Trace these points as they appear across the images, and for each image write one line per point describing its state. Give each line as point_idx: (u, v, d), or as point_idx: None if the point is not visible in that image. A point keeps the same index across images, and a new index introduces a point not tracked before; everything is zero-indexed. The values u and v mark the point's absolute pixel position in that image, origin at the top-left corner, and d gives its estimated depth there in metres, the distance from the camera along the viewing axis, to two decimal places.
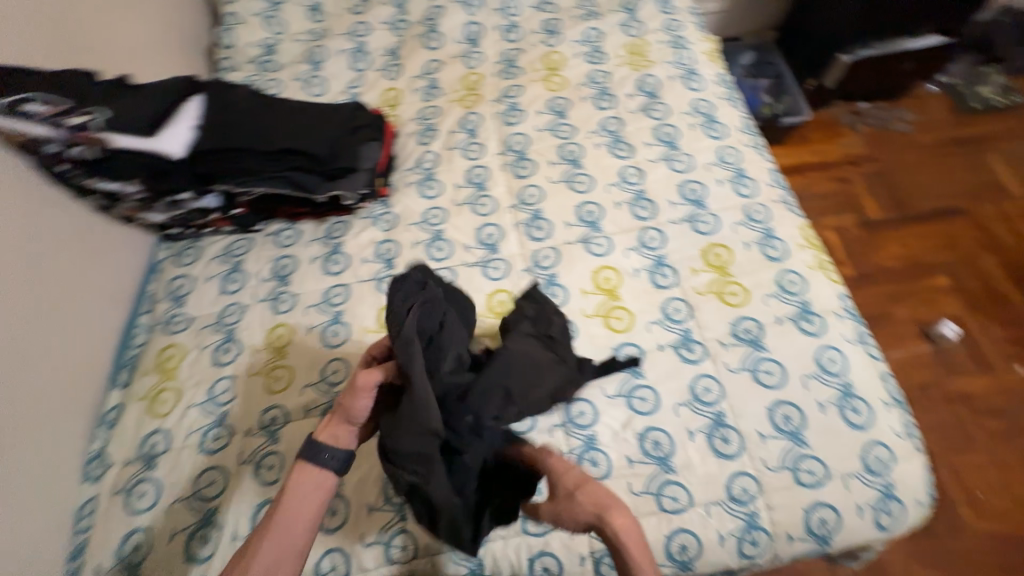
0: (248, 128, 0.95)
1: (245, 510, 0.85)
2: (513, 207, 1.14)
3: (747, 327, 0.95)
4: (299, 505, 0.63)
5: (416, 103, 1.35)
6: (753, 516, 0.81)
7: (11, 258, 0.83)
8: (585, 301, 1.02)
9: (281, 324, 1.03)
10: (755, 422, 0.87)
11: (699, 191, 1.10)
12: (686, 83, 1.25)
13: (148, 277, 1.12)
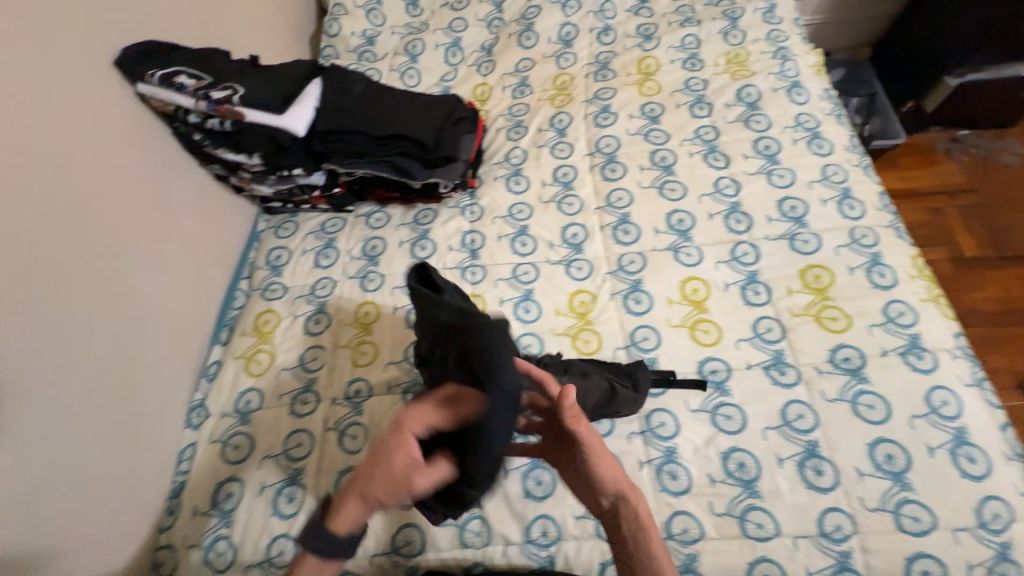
0: (362, 113, 1.00)
1: (326, 476, 0.88)
2: (600, 209, 1.13)
3: (847, 356, 0.90)
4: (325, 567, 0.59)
5: (506, 99, 1.37)
6: (846, 558, 0.76)
7: (141, 214, 0.92)
8: (671, 310, 1.00)
9: (368, 302, 1.07)
10: (852, 457, 0.82)
11: (800, 208, 1.04)
12: (790, 95, 1.19)
13: (250, 246, 1.20)
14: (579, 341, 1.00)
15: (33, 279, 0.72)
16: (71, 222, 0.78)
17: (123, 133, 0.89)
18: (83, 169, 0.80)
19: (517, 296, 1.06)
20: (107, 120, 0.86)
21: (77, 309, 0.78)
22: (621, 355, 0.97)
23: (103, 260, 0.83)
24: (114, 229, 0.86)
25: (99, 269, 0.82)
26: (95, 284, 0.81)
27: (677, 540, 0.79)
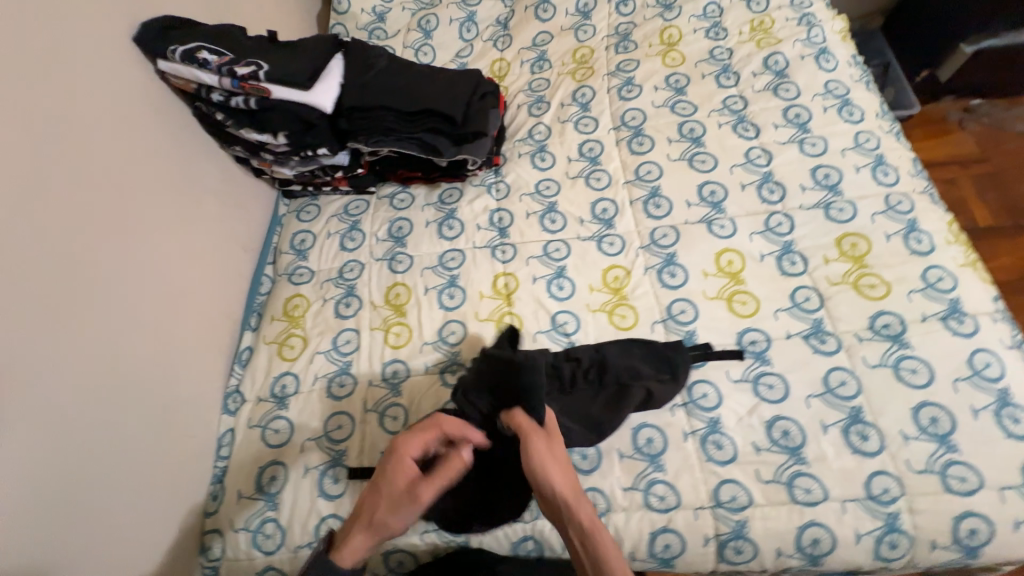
0: (389, 88, 0.97)
1: (368, 457, 0.88)
2: (629, 184, 1.11)
3: (887, 322, 0.90)
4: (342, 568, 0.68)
5: (525, 75, 1.33)
6: (894, 519, 0.77)
7: (162, 198, 0.90)
8: (707, 283, 0.99)
9: (399, 284, 1.06)
10: (897, 421, 0.82)
11: (834, 176, 1.03)
12: (819, 62, 1.17)
13: (272, 230, 1.18)
14: (615, 316, 0.99)
15: (61, 262, 0.71)
16: (93, 204, 0.77)
17: (138, 117, 0.88)
18: (100, 152, 0.79)
19: (549, 273, 1.04)
20: (122, 104, 0.85)
21: (105, 293, 0.77)
22: (659, 329, 0.97)
23: (124, 246, 0.82)
24: (133, 213, 0.84)
25: (121, 254, 0.81)
26: (118, 268, 0.80)
27: (726, 507, 0.80)
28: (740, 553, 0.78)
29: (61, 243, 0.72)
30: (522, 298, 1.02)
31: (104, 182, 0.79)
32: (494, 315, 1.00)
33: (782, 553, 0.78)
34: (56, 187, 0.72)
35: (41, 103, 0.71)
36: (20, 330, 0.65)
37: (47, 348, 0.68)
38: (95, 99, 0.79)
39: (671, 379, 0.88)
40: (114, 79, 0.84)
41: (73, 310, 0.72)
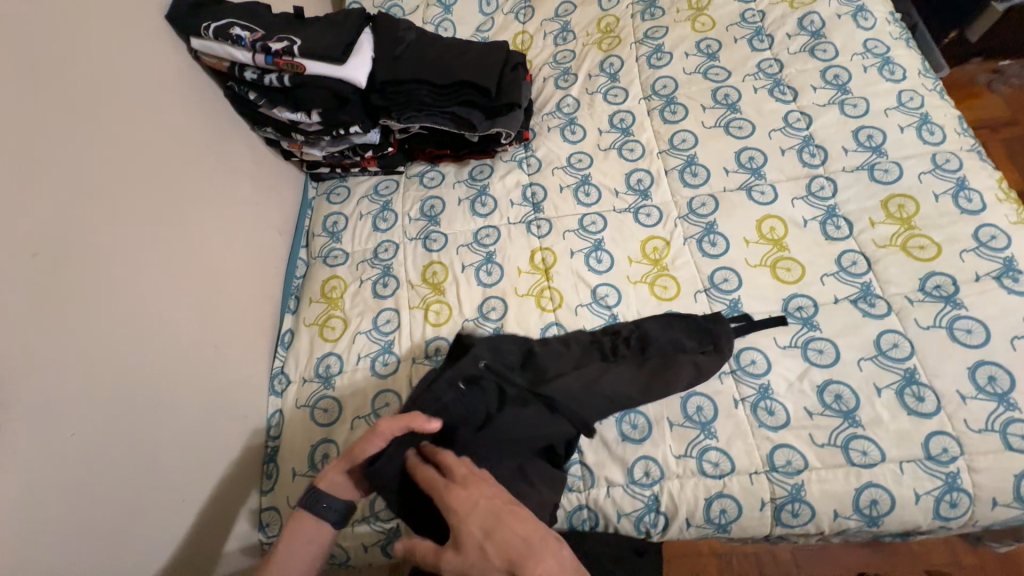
0: (421, 62, 0.96)
1: None
2: (664, 153, 1.09)
3: (939, 283, 0.88)
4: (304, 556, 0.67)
5: (549, 47, 1.30)
6: (953, 478, 0.77)
7: (202, 185, 0.91)
8: (749, 250, 0.98)
9: (435, 262, 1.05)
10: (953, 381, 0.81)
11: (877, 137, 1.00)
12: (856, 20, 1.13)
13: (304, 214, 1.17)
14: (657, 287, 0.98)
15: (110, 245, 0.73)
16: (135, 189, 0.78)
17: (175, 105, 0.88)
18: (143, 141, 0.81)
19: (587, 246, 1.03)
20: (159, 93, 0.86)
21: (153, 277, 0.79)
22: (702, 298, 0.95)
23: (165, 230, 0.82)
24: (172, 199, 0.85)
25: (163, 238, 0.81)
26: (162, 253, 0.81)
27: (781, 471, 0.80)
28: (797, 515, 0.79)
29: (108, 228, 0.73)
30: (561, 272, 1.01)
31: (149, 172, 0.81)
32: (533, 290, 1.00)
33: (839, 514, 0.78)
34: (106, 177, 0.74)
35: (84, 95, 0.72)
36: (79, 314, 0.67)
37: (109, 333, 0.70)
38: (134, 89, 0.81)
39: (715, 350, 0.87)
40: (148, 69, 0.85)
41: (129, 296, 0.74)
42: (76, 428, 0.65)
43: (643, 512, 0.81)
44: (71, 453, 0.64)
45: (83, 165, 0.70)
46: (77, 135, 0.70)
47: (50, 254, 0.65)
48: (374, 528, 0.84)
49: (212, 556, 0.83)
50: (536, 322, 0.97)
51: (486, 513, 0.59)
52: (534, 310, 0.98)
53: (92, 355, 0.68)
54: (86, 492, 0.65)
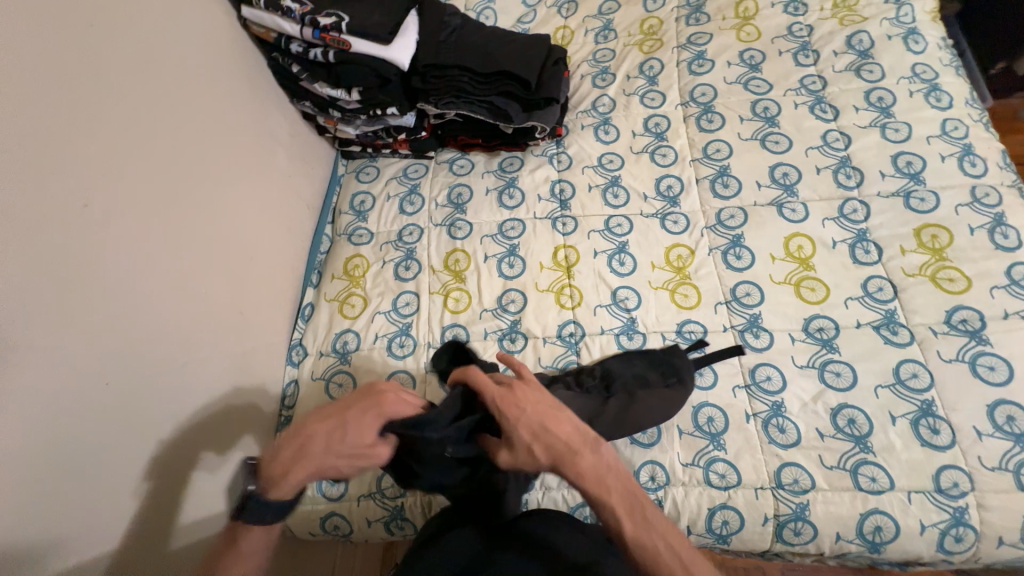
0: (465, 48, 0.96)
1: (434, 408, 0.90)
2: (696, 162, 1.08)
3: (965, 317, 0.87)
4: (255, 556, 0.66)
5: (588, 44, 1.29)
6: (961, 512, 0.76)
7: (238, 151, 0.93)
8: (774, 267, 0.97)
9: (458, 250, 1.06)
10: (971, 417, 0.80)
11: (917, 164, 0.99)
12: (906, 43, 1.11)
13: (332, 190, 1.19)
14: (677, 295, 0.98)
15: (148, 203, 0.74)
16: (175, 150, 0.79)
17: (218, 71, 0.90)
18: (186, 103, 0.82)
19: (611, 248, 1.03)
20: (205, 59, 0.87)
21: (187, 238, 0.80)
22: (722, 310, 0.95)
23: (199, 193, 0.83)
24: (208, 163, 0.86)
25: (195, 201, 0.82)
26: (196, 215, 0.82)
27: (787, 489, 0.80)
28: (799, 534, 0.79)
29: (149, 187, 0.75)
30: (582, 271, 1.01)
31: (190, 133, 0.83)
32: (553, 287, 1.00)
33: (842, 537, 0.78)
34: (152, 134, 0.75)
35: (136, 55, 0.74)
36: (118, 267, 0.69)
37: (144, 288, 0.72)
38: (181, 53, 0.82)
39: (679, 383, 0.86)
40: (197, 34, 0.86)
41: (164, 254, 0.76)
42: (111, 378, 0.66)
43: None
44: (104, 401, 0.65)
45: (130, 125, 0.72)
46: (129, 94, 0.72)
47: (98, 206, 0.67)
48: (378, 504, 0.86)
49: (192, 525, 0.76)
50: (554, 318, 0.97)
51: (530, 430, 0.63)
52: (552, 307, 0.98)
53: (129, 308, 0.70)
54: (118, 441, 0.66)
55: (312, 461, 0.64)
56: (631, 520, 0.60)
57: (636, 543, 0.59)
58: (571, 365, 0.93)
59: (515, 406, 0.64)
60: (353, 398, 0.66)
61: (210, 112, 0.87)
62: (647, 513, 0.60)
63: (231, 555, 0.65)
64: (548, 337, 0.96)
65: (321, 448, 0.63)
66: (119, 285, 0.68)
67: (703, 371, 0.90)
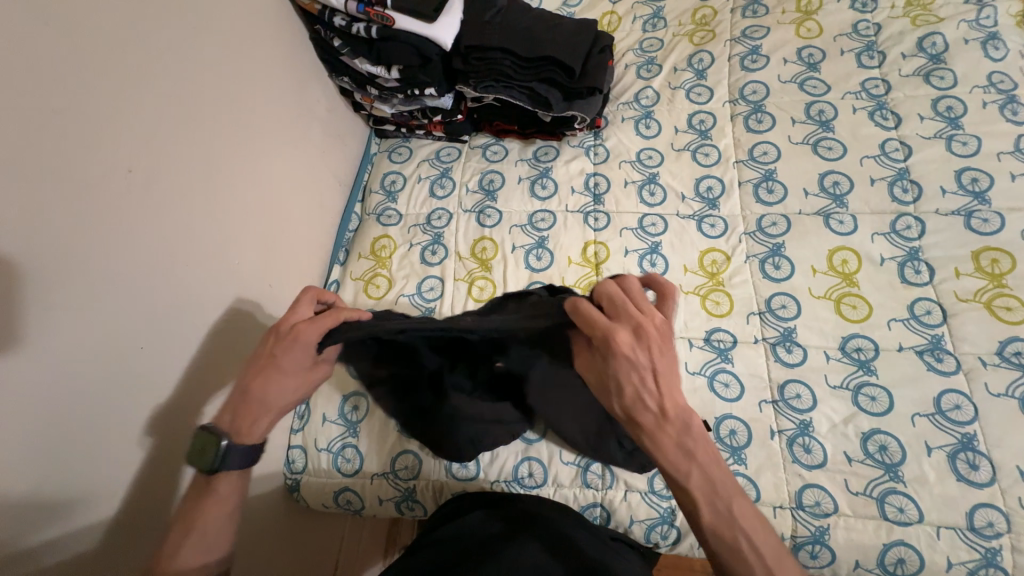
0: (509, 31, 0.92)
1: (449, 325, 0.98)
2: (741, 164, 1.03)
3: (1019, 350, 0.82)
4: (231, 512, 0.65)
5: (635, 32, 1.24)
6: (994, 554, 0.73)
7: (276, 125, 0.93)
8: (815, 280, 0.92)
9: (486, 238, 1.04)
10: (1015, 456, 0.76)
11: (983, 182, 0.92)
12: (985, 49, 1.02)
13: (363, 168, 1.18)
14: (708, 301, 0.94)
15: (186, 173, 0.75)
16: (214, 121, 0.80)
17: (261, 42, 0.90)
18: (229, 76, 0.82)
19: (643, 248, 1.00)
20: (248, 30, 0.87)
21: (221, 209, 0.81)
22: (754, 321, 0.92)
23: (234, 164, 0.83)
24: (245, 134, 0.86)
25: (228, 171, 0.82)
26: (230, 185, 0.83)
27: (807, 511, 0.78)
28: (814, 557, 0.77)
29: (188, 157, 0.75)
30: (611, 269, 0.99)
31: (231, 104, 0.83)
32: (581, 283, 0.98)
33: (860, 566, 0.76)
34: (195, 105, 0.76)
35: (181, 22, 0.74)
36: (157, 235, 0.70)
37: (178, 258, 0.73)
38: (227, 24, 0.82)
39: None
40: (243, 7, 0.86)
41: (201, 225, 0.77)
42: (144, 342, 0.68)
43: (656, 522, 0.80)
44: (137, 363, 0.67)
45: (175, 94, 0.73)
46: (175, 64, 0.73)
47: (140, 173, 0.68)
48: (391, 483, 0.87)
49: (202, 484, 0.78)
50: None
51: (649, 385, 0.56)
52: None
53: (164, 276, 0.71)
54: (151, 403, 0.69)
55: (272, 406, 0.67)
56: (709, 509, 0.55)
57: (712, 524, 0.55)
58: None
59: (646, 357, 0.56)
60: (272, 344, 0.67)
61: (248, 84, 0.87)
62: (732, 506, 0.54)
63: (208, 504, 0.64)
64: None
65: (276, 395, 0.67)
66: (156, 253, 0.70)
67: (729, 382, 0.87)
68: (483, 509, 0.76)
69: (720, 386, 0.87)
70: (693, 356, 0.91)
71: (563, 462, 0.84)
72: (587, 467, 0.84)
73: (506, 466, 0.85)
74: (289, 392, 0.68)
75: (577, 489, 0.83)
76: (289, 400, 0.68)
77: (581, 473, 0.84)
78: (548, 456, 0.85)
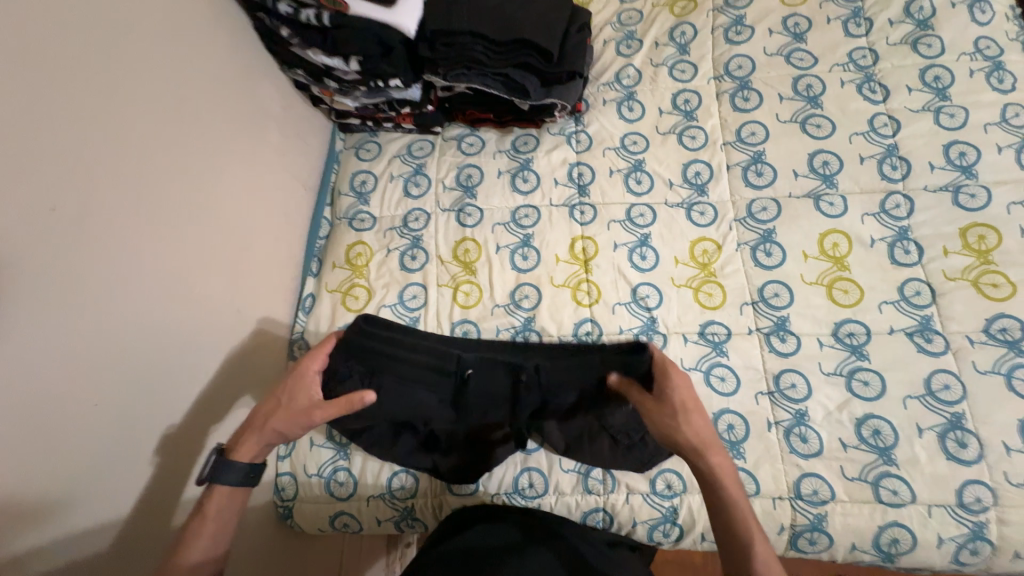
0: (478, 12, 0.84)
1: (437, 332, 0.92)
2: (729, 146, 0.99)
3: (1005, 326, 0.83)
4: (223, 518, 0.66)
5: (612, 3, 1.16)
6: (981, 527, 0.76)
7: (228, 129, 0.83)
8: (806, 266, 0.91)
9: (468, 239, 0.98)
10: (1002, 431, 0.78)
11: (970, 156, 0.90)
12: (972, 12, 0.99)
13: (329, 167, 1.09)
14: (701, 294, 0.92)
15: (128, 198, 0.65)
16: (153, 134, 0.69)
17: (199, 37, 0.78)
18: (169, 79, 0.72)
19: (632, 241, 0.96)
20: (182, 23, 0.75)
21: (172, 235, 0.72)
22: (748, 312, 0.90)
23: (182, 180, 0.73)
24: (192, 144, 0.76)
25: (175, 188, 0.72)
26: (179, 205, 0.73)
27: (805, 500, 0.79)
28: (813, 543, 0.79)
29: (128, 179, 0.65)
30: (600, 265, 0.95)
31: (171, 111, 0.72)
32: (569, 282, 0.94)
33: (857, 548, 0.78)
34: (128, 116, 0.65)
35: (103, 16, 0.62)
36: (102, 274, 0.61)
37: (129, 297, 0.64)
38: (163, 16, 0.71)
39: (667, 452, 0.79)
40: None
41: (152, 256, 0.68)
42: (100, 399, 0.60)
43: (659, 521, 0.80)
44: (90, 423, 0.59)
45: (104, 106, 0.62)
46: (105, 67, 0.62)
47: (71, 206, 0.57)
48: (387, 504, 0.84)
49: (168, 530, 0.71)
50: (570, 317, 0.91)
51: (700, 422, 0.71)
52: (569, 303, 0.93)
53: (115, 320, 0.62)
54: (121, 455, 0.63)
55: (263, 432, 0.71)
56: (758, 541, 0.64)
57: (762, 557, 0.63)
58: (587, 333, 0.90)
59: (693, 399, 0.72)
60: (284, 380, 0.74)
61: (189, 86, 0.75)
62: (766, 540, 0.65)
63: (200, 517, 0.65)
64: (564, 335, 0.90)
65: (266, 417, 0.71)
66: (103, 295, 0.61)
67: (725, 377, 0.86)
68: (483, 523, 0.74)
69: (716, 380, 0.86)
70: (688, 351, 0.89)
71: (562, 471, 0.83)
72: (587, 474, 0.82)
73: (505, 480, 0.83)
74: (282, 417, 0.71)
75: (578, 497, 0.82)
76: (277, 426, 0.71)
77: (582, 481, 0.82)
78: (547, 466, 0.83)
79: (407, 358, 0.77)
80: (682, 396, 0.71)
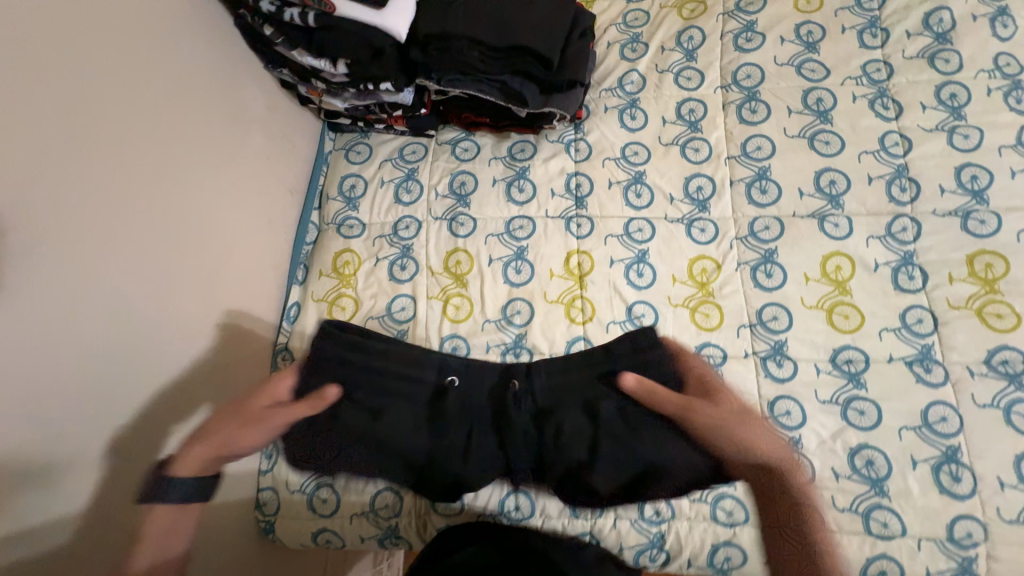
0: (473, 15, 0.79)
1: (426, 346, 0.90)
2: (733, 160, 0.96)
3: (1007, 358, 0.81)
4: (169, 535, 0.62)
5: (619, 3, 1.11)
6: (971, 563, 0.74)
7: (206, 134, 0.80)
8: (807, 289, 0.88)
9: (460, 250, 0.95)
10: (997, 466, 0.77)
11: (982, 180, 0.87)
12: (994, 26, 0.94)
13: (319, 169, 1.05)
14: (698, 314, 0.90)
15: (86, 221, 0.63)
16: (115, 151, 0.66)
17: (172, 41, 0.75)
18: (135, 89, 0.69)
19: (629, 256, 0.93)
20: (153, 29, 0.72)
21: (141, 254, 0.69)
22: (745, 334, 0.88)
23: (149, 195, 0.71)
24: (160, 157, 0.73)
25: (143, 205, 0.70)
26: (147, 223, 0.70)
27: None
28: None
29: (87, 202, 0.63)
30: (596, 281, 0.92)
31: (139, 124, 0.69)
32: (563, 298, 0.91)
33: None
34: (87, 133, 0.63)
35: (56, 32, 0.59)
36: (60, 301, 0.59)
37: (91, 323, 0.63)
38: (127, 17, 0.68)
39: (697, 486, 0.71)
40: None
41: (119, 279, 0.66)
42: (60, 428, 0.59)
43: (646, 546, 0.79)
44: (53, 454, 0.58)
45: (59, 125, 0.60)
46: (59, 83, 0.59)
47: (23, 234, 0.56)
48: (371, 521, 0.83)
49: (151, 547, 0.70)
50: (563, 334, 0.89)
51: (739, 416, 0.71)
52: (562, 320, 0.90)
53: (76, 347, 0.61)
54: (92, 475, 0.63)
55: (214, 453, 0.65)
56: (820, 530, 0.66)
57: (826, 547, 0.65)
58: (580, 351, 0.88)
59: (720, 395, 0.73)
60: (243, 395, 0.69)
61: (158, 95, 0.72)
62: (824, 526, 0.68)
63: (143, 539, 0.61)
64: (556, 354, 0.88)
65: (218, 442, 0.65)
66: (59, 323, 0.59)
67: None
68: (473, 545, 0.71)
69: None
70: None
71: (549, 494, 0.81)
72: None
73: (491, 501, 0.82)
74: (238, 437, 0.66)
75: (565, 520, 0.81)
76: (234, 446, 0.65)
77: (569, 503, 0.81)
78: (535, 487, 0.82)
79: (396, 367, 0.74)
80: (716, 394, 0.72)
